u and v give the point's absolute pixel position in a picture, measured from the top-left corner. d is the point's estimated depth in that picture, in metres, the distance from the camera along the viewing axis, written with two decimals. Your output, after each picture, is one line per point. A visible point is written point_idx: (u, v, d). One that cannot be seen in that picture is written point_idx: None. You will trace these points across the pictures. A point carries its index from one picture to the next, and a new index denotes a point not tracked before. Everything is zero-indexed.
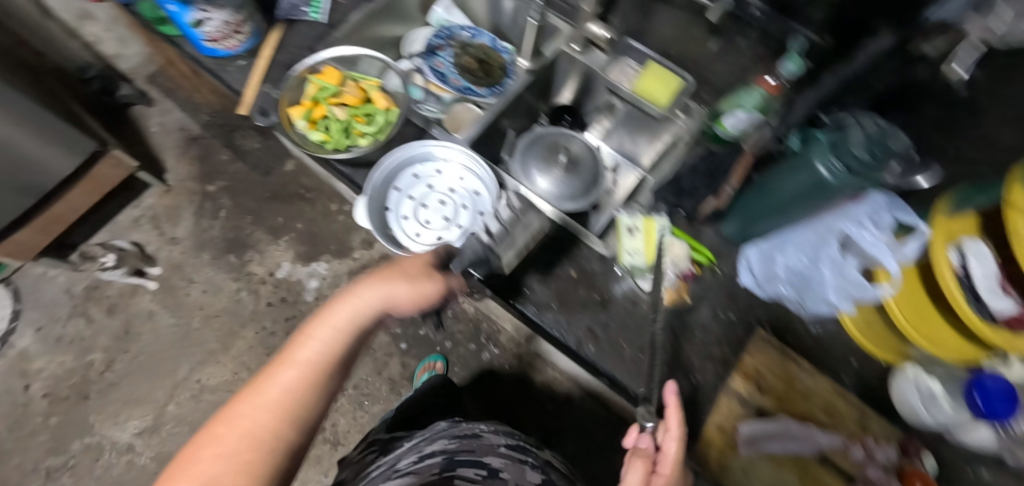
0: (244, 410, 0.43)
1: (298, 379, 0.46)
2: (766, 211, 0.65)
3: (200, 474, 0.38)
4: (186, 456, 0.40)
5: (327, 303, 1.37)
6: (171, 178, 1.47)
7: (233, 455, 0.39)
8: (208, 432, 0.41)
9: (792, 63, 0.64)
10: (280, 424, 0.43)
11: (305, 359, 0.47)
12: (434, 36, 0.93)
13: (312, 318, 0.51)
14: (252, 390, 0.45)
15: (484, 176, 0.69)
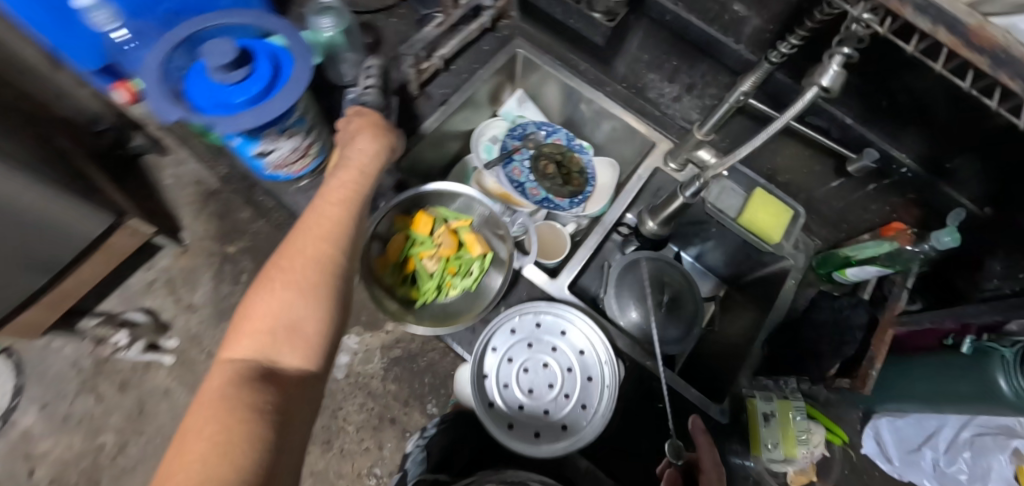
0: (280, 273, 0.48)
1: (319, 247, 0.50)
2: (914, 396, 0.59)
3: (275, 314, 0.46)
4: (253, 306, 0.47)
5: (358, 384, 1.05)
6: (188, 235, 1.20)
7: (296, 313, 0.46)
8: (263, 289, 0.47)
9: (947, 235, 0.57)
10: (313, 278, 0.48)
11: (321, 224, 0.52)
12: (508, 136, 0.84)
13: (316, 200, 0.55)
14: (288, 257, 0.49)
15: (592, 335, 0.64)
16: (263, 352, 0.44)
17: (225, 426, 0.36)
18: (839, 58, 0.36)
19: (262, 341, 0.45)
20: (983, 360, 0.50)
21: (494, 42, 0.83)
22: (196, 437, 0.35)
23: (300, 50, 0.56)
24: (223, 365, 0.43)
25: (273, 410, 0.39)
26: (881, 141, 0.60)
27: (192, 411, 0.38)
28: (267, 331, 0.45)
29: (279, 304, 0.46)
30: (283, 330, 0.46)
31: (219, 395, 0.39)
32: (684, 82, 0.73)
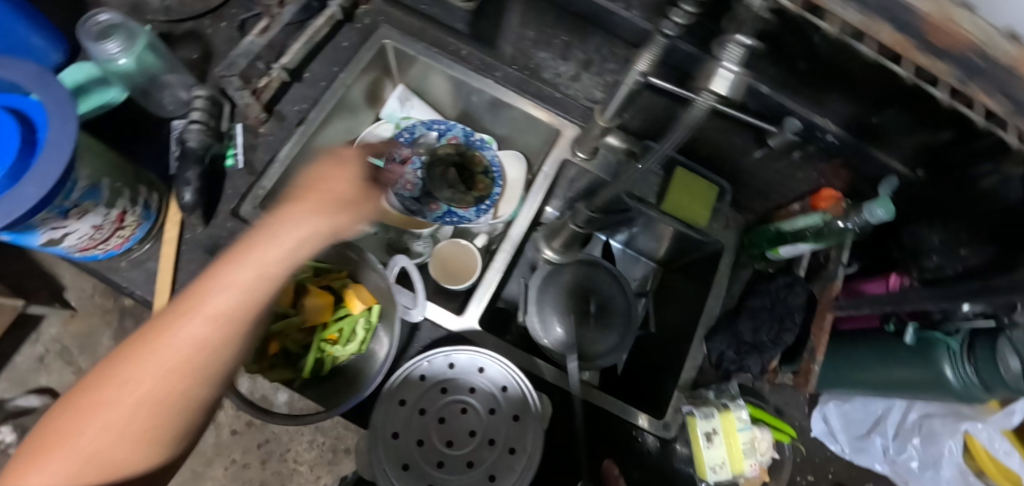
0: (120, 380, 0.32)
1: (189, 351, 0.33)
2: (861, 384, 0.55)
3: (83, 442, 0.32)
4: (67, 413, 0.32)
5: (306, 422, 0.86)
6: (74, 296, 0.89)
7: (115, 435, 0.32)
8: (84, 406, 0.32)
9: (881, 209, 0.52)
10: (150, 409, 0.33)
11: (215, 313, 0.33)
12: (395, 144, 0.73)
13: (252, 243, 0.34)
14: (137, 357, 0.32)
15: (512, 371, 0.57)
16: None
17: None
18: (737, 48, 0.33)
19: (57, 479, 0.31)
20: (929, 350, 0.47)
21: (354, 35, 0.69)
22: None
23: (57, 105, 0.43)
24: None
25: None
26: (803, 108, 0.52)
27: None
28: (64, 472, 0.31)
29: (90, 441, 0.32)
30: (87, 459, 0.32)
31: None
32: (580, 59, 0.62)
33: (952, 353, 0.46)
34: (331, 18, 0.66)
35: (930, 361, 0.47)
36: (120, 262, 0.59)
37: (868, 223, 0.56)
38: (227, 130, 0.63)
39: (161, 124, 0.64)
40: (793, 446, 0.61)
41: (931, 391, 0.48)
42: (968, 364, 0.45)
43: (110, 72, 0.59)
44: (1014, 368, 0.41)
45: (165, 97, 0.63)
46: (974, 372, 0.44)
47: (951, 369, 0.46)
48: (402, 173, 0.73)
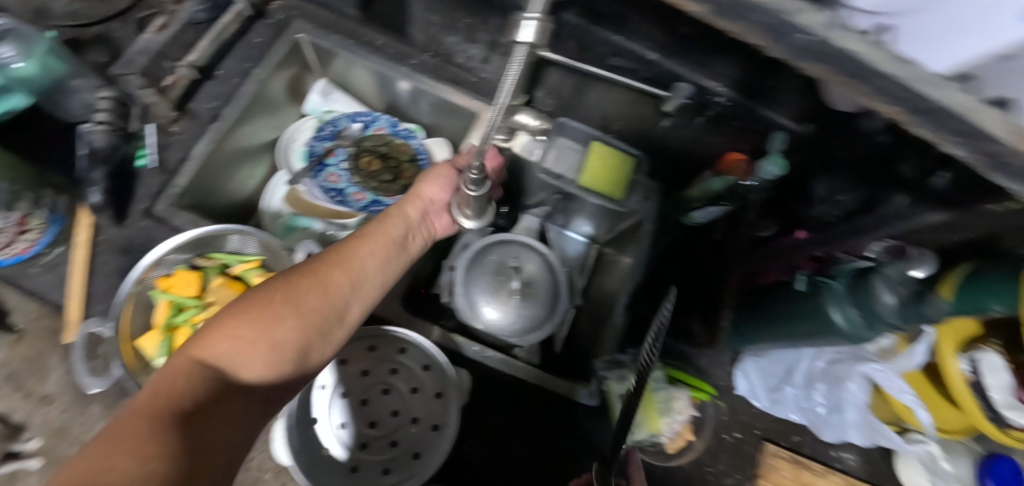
0: (332, 286, 0.46)
1: (367, 271, 0.49)
2: (767, 337, 0.56)
3: (287, 334, 0.42)
4: (266, 315, 0.42)
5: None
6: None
7: (275, 346, 0.41)
8: (256, 309, 0.42)
9: (773, 166, 0.54)
10: (280, 349, 0.41)
11: (373, 250, 0.50)
12: (317, 139, 0.73)
13: (377, 227, 0.52)
14: (334, 270, 0.47)
15: (430, 350, 0.57)
16: (258, 372, 0.40)
17: (151, 455, 0.31)
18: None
19: (256, 356, 0.40)
20: (818, 296, 0.48)
21: (267, 31, 0.69)
22: (124, 453, 0.31)
23: None
24: (193, 362, 0.38)
25: (201, 449, 0.34)
26: (692, 73, 0.53)
27: (121, 419, 0.33)
28: (284, 347, 0.41)
29: (296, 331, 0.42)
30: (270, 351, 0.41)
31: (182, 407, 0.35)
32: (486, 41, 0.63)
33: (839, 295, 0.46)
34: (240, 15, 0.67)
35: (821, 307, 0.47)
36: (30, 268, 0.58)
37: (769, 180, 0.57)
38: (137, 131, 0.62)
39: (71, 130, 0.64)
40: (715, 404, 0.63)
41: (824, 336, 0.49)
42: (852, 305, 0.45)
43: (8, 78, 0.58)
44: (889, 302, 0.42)
45: (73, 102, 0.62)
46: (858, 314, 0.45)
47: (838, 313, 0.46)
48: (324, 165, 0.72)
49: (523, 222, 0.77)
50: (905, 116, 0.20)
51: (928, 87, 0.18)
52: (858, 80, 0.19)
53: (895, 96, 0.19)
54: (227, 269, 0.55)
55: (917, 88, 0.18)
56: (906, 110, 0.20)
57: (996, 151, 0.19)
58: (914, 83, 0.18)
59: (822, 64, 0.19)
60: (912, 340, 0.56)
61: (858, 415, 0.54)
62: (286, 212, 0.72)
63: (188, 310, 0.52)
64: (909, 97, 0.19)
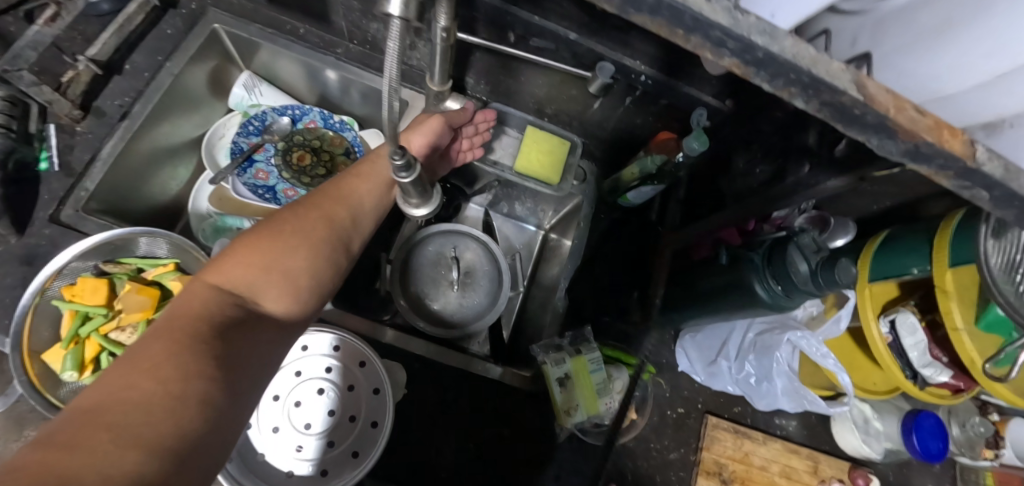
0: (337, 222, 0.46)
1: (364, 209, 0.49)
2: (699, 312, 0.57)
3: (299, 261, 0.41)
4: (278, 244, 0.41)
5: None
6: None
7: (288, 275, 0.40)
8: (262, 241, 0.40)
9: (695, 141, 0.54)
10: (291, 274, 0.40)
11: (369, 188, 0.50)
12: (244, 134, 0.70)
13: (368, 160, 0.53)
14: (331, 203, 0.47)
15: (364, 345, 0.56)
16: (279, 301, 0.39)
17: (184, 371, 0.29)
18: None
19: (272, 286, 0.39)
20: (742, 269, 0.49)
21: (180, 22, 0.66)
22: (154, 370, 0.28)
23: None
24: (207, 290, 0.36)
25: (233, 368, 0.32)
26: (612, 51, 0.54)
27: (147, 339, 0.30)
28: (298, 276, 0.40)
29: (305, 261, 0.41)
30: (285, 280, 0.40)
31: (207, 326, 0.33)
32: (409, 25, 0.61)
33: (763, 270, 0.47)
34: (147, 4, 0.63)
35: (746, 280, 0.48)
36: None
37: (695, 156, 0.57)
38: (37, 132, 0.58)
39: None
40: (656, 382, 0.64)
41: (749, 308, 0.50)
42: (773, 277, 0.46)
43: None
44: (802, 270, 0.44)
45: None
46: (778, 284, 0.46)
47: (762, 286, 0.47)
48: (252, 162, 0.70)
49: (466, 212, 0.76)
50: (740, 66, 0.21)
51: (759, 36, 0.19)
52: (694, 33, 0.19)
53: (728, 46, 0.20)
54: (140, 274, 0.52)
55: (748, 38, 0.19)
56: (744, 62, 0.20)
57: (832, 98, 0.21)
58: (742, 33, 0.19)
59: (655, 18, 0.19)
60: (839, 306, 0.56)
61: (785, 382, 0.56)
62: (213, 213, 0.68)
63: (94, 319, 0.48)
64: (745, 48, 0.20)
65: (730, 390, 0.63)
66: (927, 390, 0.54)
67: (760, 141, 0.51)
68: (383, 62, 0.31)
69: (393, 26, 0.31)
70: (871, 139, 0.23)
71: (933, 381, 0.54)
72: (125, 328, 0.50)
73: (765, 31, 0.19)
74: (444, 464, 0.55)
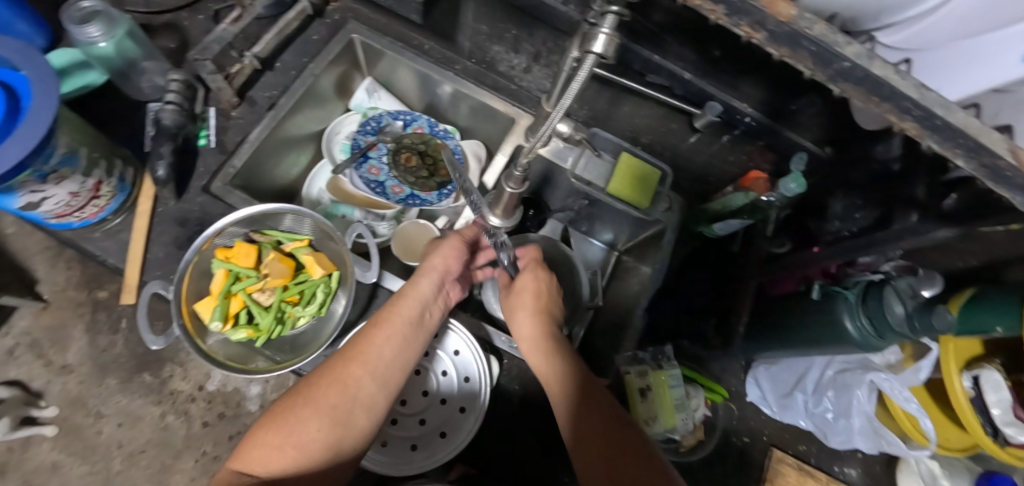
0: (352, 381, 0.49)
1: (384, 360, 0.51)
2: (781, 344, 0.60)
3: (310, 433, 0.45)
4: (296, 417, 0.46)
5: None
6: (47, 289, 0.93)
7: (303, 448, 0.45)
8: (286, 414, 0.47)
9: (793, 182, 0.58)
10: (305, 447, 0.45)
11: (389, 336, 0.52)
12: (362, 132, 0.77)
13: (398, 300, 0.55)
14: (351, 362, 0.50)
15: (462, 333, 0.61)
16: (287, 477, 0.44)
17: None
18: (611, 16, 0.32)
19: (285, 462, 0.44)
20: (833, 304, 0.52)
21: (324, 30, 0.74)
22: None
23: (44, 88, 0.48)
24: (230, 476, 0.44)
25: None
26: (722, 93, 0.58)
27: None
28: (311, 450, 0.45)
29: (317, 433, 0.46)
30: (297, 455, 0.45)
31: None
32: (529, 51, 0.67)
33: (854, 306, 0.50)
34: (302, 13, 0.71)
35: (836, 315, 0.51)
36: (93, 233, 0.64)
37: (789, 197, 0.60)
38: (200, 113, 0.67)
39: (137, 107, 0.69)
40: (727, 407, 0.67)
41: (835, 343, 0.53)
42: (866, 315, 0.49)
43: (88, 56, 0.63)
44: (898, 313, 0.46)
45: (143, 81, 0.67)
46: (869, 323, 0.49)
47: (852, 322, 0.50)
48: (367, 158, 0.78)
49: (549, 226, 0.81)
50: (918, 130, 0.23)
51: (946, 111, 0.22)
52: (887, 102, 0.23)
53: (913, 114, 0.22)
54: (279, 245, 0.60)
55: (935, 109, 0.22)
56: (924, 126, 0.23)
57: (996, 165, 0.23)
58: (929, 105, 0.22)
59: (858, 87, 0.23)
60: (917, 357, 0.57)
61: (864, 421, 0.58)
62: (325, 199, 0.76)
63: (244, 279, 0.57)
64: (926, 117, 0.22)
65: (800, 424, 0.65)
66: (1008, 450, 0.54)
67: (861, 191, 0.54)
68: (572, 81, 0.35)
69: (587, 61, 0.33)
70: (1015, 199, 0.24)
71: (1012, 440, 0.54)
72: (264, 289, 0.59)
73: (946, 104, 0.22)
74: (518, 458, 0.60)
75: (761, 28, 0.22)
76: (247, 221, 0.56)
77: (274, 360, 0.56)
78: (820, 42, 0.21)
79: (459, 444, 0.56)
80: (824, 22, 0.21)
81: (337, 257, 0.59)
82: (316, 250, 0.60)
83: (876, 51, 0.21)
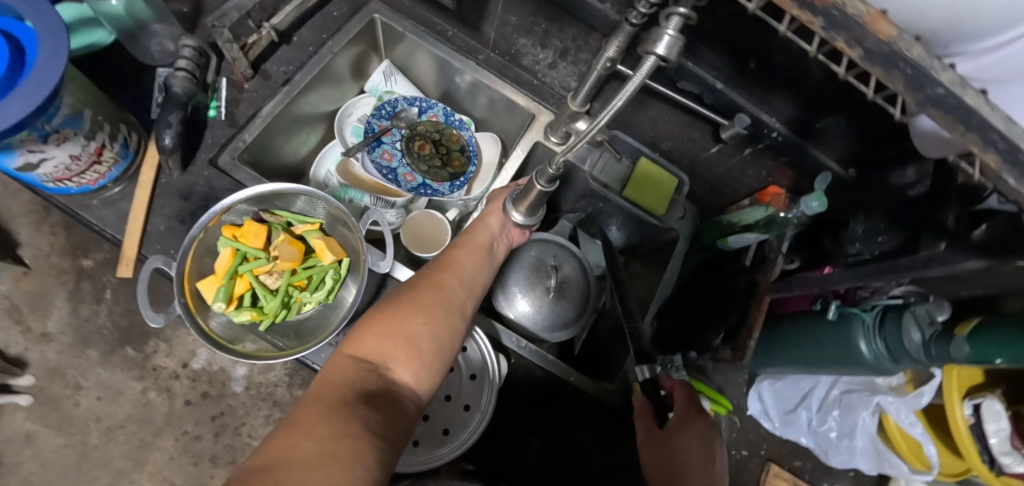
0: (447, 287, 0.50)
1: (471, 275, 0.54)
2: (791, 361, 0.60)
3: (417, 326, 0.45)
4: (401, 311, 0.46)
5: (263, 396, 0.86)
6: (29, 254, 0.89)
7: (414, 339, 0.44)
8: (389, 312, 0.46)
9: (815, 201, 0.57)
10: (417, 339, 0.44)
11: (469, 254, 0.55)
12: (376, 116, 0.75)
13: (470, 228, 0.58)
14: (444, 272, 0.52)
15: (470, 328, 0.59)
16: (404, 366, 0.43)
17: (334, 433, 0.33)
18: (677, 18, 0.31)
19: (399, 351, 0.43)
20: (848, 325, 0.52)
21: (346, 6, 0.72)
22: (309, 437, 0.32)
23: (53, 45, 0.45)
24: (346, 361, 0.41)
25: (373, 424, 0.36)
26: (751, 105, 0.58)
27: (304, 408, 0.36)
28: (420, 341, 0.44)
29: (424, 326, 0.45)
30: (409, 344, 0.44)
31: (348, 394, 0.37)
32: (557, 47, 0.66)
33: (870, 328, 0.50)
34: None
35: (851, 338, 0.51)
36: (90, 200, 0.61)
37: (808, 215, 0.60)
38: (211, 83, 0.64)
39: (144, 70, 0.66)
40: (730, 419, 0.68)
41: (845, 365, 0.53)
42: (882, 338, 0.49)
43: (97, 13, 0.60)
44: (915, 339, 0.46)
45: (153, 44, 0.65)
46: (885, 348, 0.49)
47: (866, 343, 0.50)
48: (380, 143, 0.76)
49: (559, 225, 0.80)
50: (997, 163, 0.22)
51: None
52: (972, 132, 0.22)
53: (998, 146, 0.22)
54: (289, 227, 0.58)
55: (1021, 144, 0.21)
56: (1004, 161, 0.22)
57: None
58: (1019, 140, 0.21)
59: (946, 115, 0.22)
60: (920, 382, 0.55)
61: (867, 442, 0.60)
62: (332, 181, 0.72)
63: (252, 261, 0.55)
64: (1010, 151, 0.22)
65: (802, 442, 0.66)
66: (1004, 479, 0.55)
67: (883, 213, 0.54)
68: (624, 85, 0.33)
69: (647, 62, 0.32)
70: None
71: (1008, 470, 0.54)
72: (271, 272, 0.58)
73: None
74: (521, 459, 0.59)
75: (858, 46, 0.21)
76: (257, 201, 0.53)
77: (280, 345, 0.55)
78: (918, 66, 0.20)
79: (464, 439, 0.56)
80: (921, 45, 0.20)
81: (350, 242, 0.57)
82: (328, 233, 0.58)
83: (973, 80, 0.20)
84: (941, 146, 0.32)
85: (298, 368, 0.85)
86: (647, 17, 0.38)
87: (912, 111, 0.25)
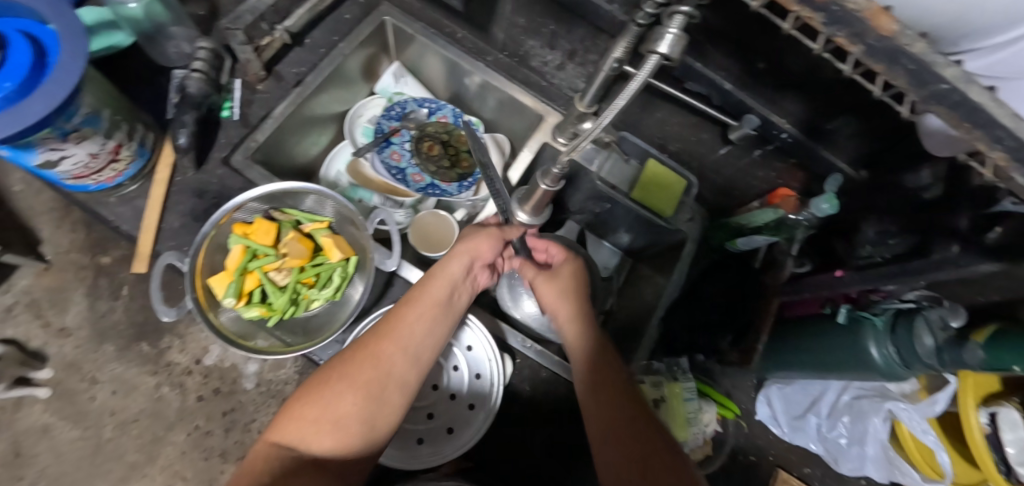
0: (384, 359, 0.49)
1: (416, 337, 0.51)
2: (801, 365, 0.59)
3: (343, 407, 0.46)
4: (330, 389, 0.47)
5: (273, 393, 0.87)
6: (50, 251, 0.91)
7: (338, 422, 0.46)
8: (317, 390, 0.47)
9: (826, 203, 0.56)
10: (341, 422, 0.46)
11: (421, 313, 0.51)
12: (385, 117, 0.76)
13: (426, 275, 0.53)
14: (384, 339, 0.49)
15: (478, 330, 0.60)
16: (326, 450, 0.45)
17: None
18: (680, 17, 0.30)
19: (321, 437, 0.45)
20: (859, 329, 0.51)
21: (357, 9, 0.73)
22: None
23: (72, 50, 0.46)
24: (270, 447, 0.45)
25: None
26: (760, 107, 0.57)
27: None
28: (345, 424, 0.46)
29: (351, 409, 0.46)
30: (333, 429, 0.45)
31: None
32: (565, 49, 0.66)
33: (882, 334, 0.49)
34: None
35: (862, 341, 0.50)
36: (108, 198, 0.63)
37: (819, 217, 0.59)
38: (226, 84, 0.66)
39: (162, 72, 0.67)
40: (738, 423, 0.68)
41: (856, 368, 0.52)
42: (893, 343, 0.48)
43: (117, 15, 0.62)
44: (927, 344, 0.45)
45: (170, 47, 0.66)
46: (896, 352, 0.48)
47: (877, 348, 0.49)
48: (389, 143, 0.76)
49: (566, 227, 0.80)
50: (1005, 160, 0.22)
51: None
52: (979, 129, 0.22)
53: (1006, 143, 0.21)
54: (299, 225, 0.59)
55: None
56: (1013, 159, 0.22)
57: None
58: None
59: (951, 111, 0.22)
60: (933, 389, 0.54)
61: (877, 450, 0.59)
62: (343, 182, 0.75)
63: (262, 257, 0.56)
64: (1018, 148, 0.21)
65: (811, 447, 0.66)
66: None
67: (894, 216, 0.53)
68: (626, 85, 0.34)
69: (651, 61, 0.32)
70: None
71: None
72: (281, 269, 0.59)
73: None
74: (524, 458, 0.59)
75: (860, 42, 0.21)
76: (267, 199, 0.54)
77: (287, 341, 0.55)
78: (920, 61, 0.20)
79: (468, 439, 0.56)
80: (925, 40, 0.20)
81: (357, 241, 0.58)
82: (336, 232, 0.59)
83: (977, 76, 0.20)
84: (952, 145, 0.31)
85: (307, 366, 0.86)
86: (652, 17, 0.38)
87: (918, 110, 0.25)
